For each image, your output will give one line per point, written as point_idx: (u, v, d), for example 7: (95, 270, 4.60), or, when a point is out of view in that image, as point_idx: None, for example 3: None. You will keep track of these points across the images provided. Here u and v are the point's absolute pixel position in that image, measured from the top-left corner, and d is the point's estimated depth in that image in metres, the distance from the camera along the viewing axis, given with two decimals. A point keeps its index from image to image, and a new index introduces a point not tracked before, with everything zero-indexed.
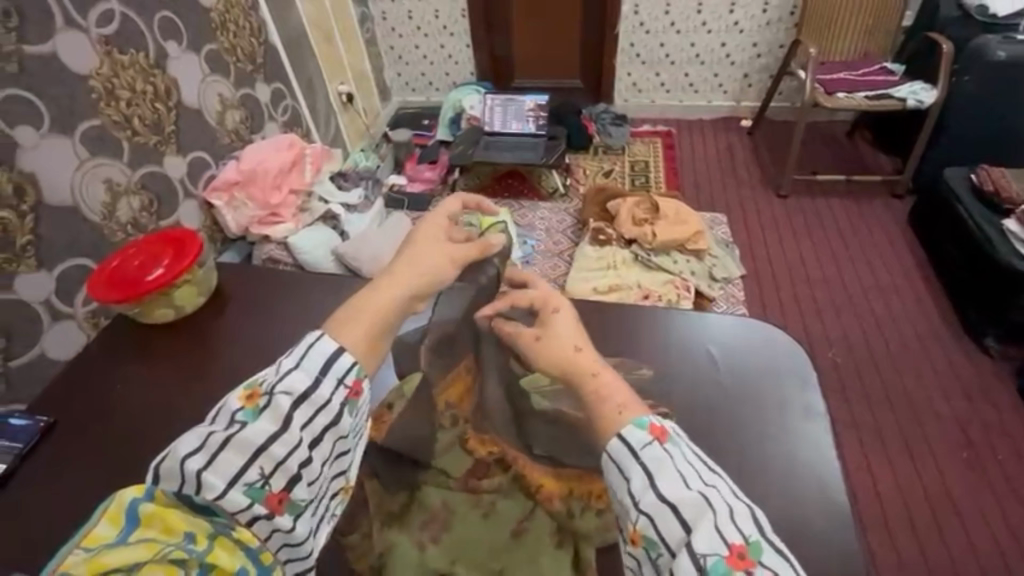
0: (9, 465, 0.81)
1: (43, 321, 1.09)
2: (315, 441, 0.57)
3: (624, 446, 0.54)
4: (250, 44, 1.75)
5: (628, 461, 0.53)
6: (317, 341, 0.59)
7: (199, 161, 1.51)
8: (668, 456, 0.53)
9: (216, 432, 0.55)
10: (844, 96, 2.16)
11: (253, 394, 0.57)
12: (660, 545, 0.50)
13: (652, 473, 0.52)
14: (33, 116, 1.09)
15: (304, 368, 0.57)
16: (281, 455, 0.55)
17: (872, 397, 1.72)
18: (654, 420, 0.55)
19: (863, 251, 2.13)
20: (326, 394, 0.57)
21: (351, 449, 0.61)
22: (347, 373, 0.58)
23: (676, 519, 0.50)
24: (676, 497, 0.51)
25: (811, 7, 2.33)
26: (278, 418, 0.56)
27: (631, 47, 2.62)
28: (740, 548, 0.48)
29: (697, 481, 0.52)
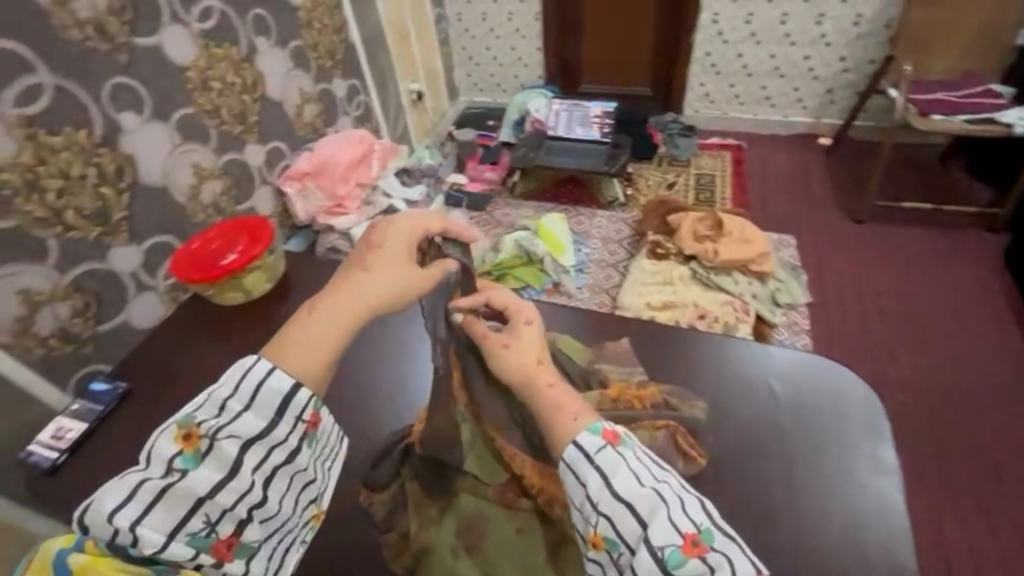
0: (91, 425, 0.88)
1: (130, 291, 1.18)
2: (267, 481, 0.57)
3: (579, 451, 0.53)
4: (332, 41, 1.83)
5: (583, 466, 0.52)
6: (268, 377, 0.57)
7: (277, 150, 1.61)
8: (622, 457, 0.53)
9: (152, 480, 0.53)
10: (941, 118, 2.00)
11: (190, 437, 0.54)
12: (620, 544, 0.50)
13: (607, 475, 0.51)
14: (136, 102, 1.17)
15: (255, 411, 0.57)
16: (227, 503, 0.54)
17: (947, 446, 1.58)
18: (606, 424, 0.55)
19: (947, 288, 1.96)
20: (283, 433, 0.57)
21: (311, 482, 0.62)
22: (305, 409, 0.58)
23: (632, 517, 0.49)
24: (631, 496, 0.50)
25: (910, 21, 2.17)
26: (222, 465, 0.55)
27: (706, 57, 2.54)
28: (694, 536, 0.48)
29: (649, 478, 0.51)
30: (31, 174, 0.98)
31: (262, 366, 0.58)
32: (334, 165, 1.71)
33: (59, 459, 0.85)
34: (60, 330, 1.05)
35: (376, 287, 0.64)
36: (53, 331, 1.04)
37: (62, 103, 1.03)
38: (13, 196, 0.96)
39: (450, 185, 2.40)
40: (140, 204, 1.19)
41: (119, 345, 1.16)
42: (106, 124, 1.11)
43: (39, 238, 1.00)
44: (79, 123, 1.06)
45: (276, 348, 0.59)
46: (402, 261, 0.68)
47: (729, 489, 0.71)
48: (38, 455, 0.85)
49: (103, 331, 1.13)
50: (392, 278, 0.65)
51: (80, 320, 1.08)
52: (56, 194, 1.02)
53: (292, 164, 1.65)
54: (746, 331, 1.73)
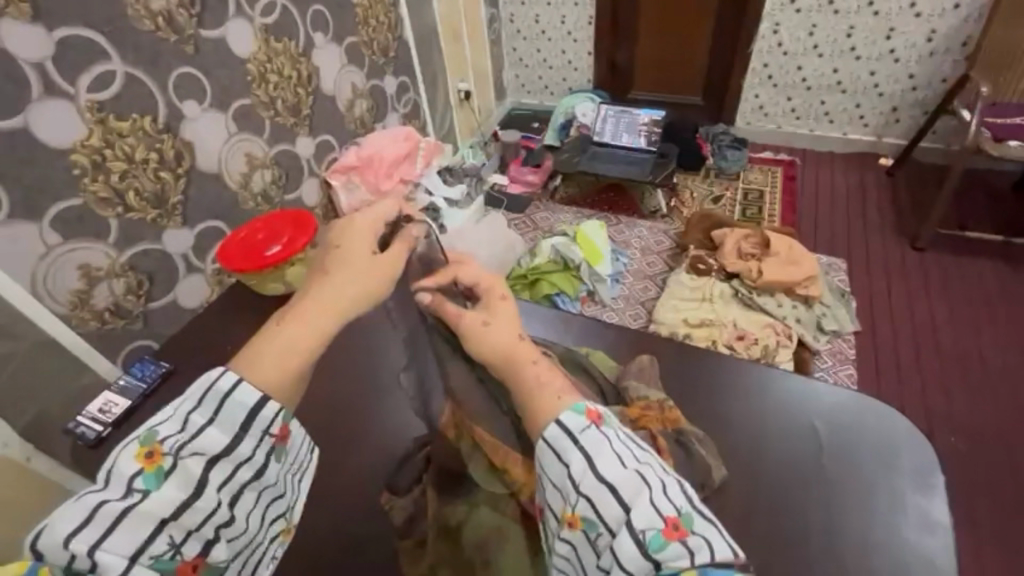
0: (134, 402, 0.92)
1: (180, 272, 1.23)
2: (234, 497, 0.55)
3: (562, 430, 0.52)
4: (386, 39, 1.86)
5: (565, 444, 0.51)
6: (230, 392, 0.54)
7: (326, 144, 1.65)
8: (604, 439, 0.52)
9: (110, 503, 0.50)
10: (1017, 145, 1.88)
11: (153, 455, 0.52)
12: (599, 525, 0.49)
13: (591, 456, 0.50)
14: (198, 93, 1.22)
15: (218, 427, 0.54)
16: (193, 523, 0.52)
17: (1000, 498, 1.47)
18: (589, 404, 0.54)
19: (1012, 326, 1.83)
20: (248, 450, 0.55)
21: (280, 497, 0.60)
22: (272, 424, 0.56)
23: (613, 498, 0.49)
24: (614, 478, 0.50)
25: (991, 40, 2.03)
26: (188, 483, 0.53)
27: (763, 68, 2.46)
28: (674, 519, 0.48)
29: (632, 460, 0.51)
30: (99, 156, 1.04)
31: (226, 382, 0.54)
32: (380, 160, 1.73)
33: (104, 432, 0.89)
34: (114, 305, 1.10)
35: (334, 292, 0.60)
36: (108, 305, 1.09)
37: (130, 90, 1.08)
38: (81, 176, 1.01)
39: (491, 186, 2.42)
40: (195, 188, 1.24)
41: (166, 323, 1.22)
42: (169, 112, 1.16)
43: (101, 217, 1.05)
44: (145, 110, 1.11)
45: (239, 361, 0.57)
46: (356, 265, 0.63)
47: (763, 528, 0.68)
48: (83, 427, 0.89)
49: (153, 308, 1.18)
50: (351, 278, 0.62)
51: (133, 297, 1.14)
52: (119, 176, 1.07)
53: (340, 157, 1.69)
54: (787, 356, 1.66)
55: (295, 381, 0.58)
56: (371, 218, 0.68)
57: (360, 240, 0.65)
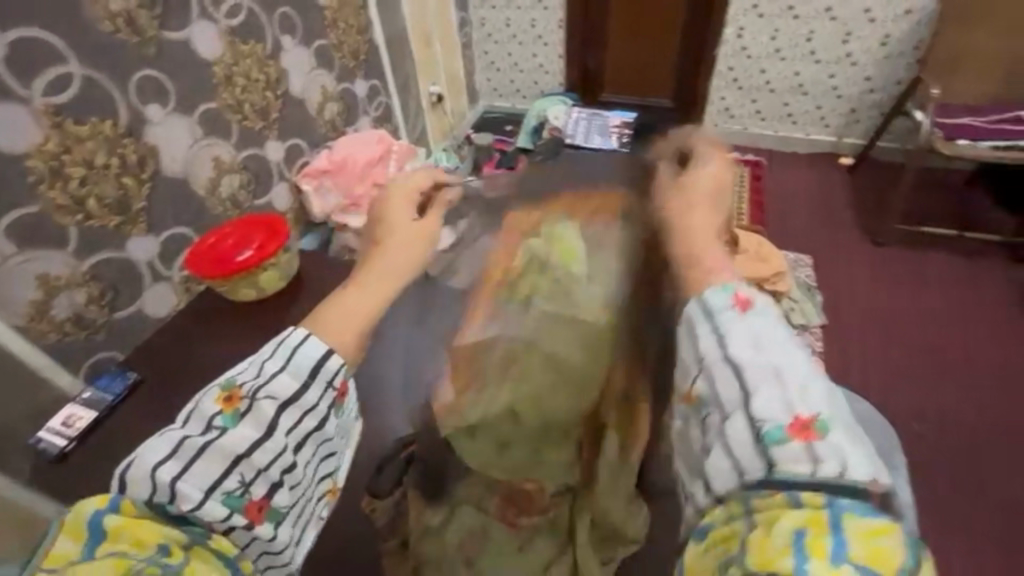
0: (101, 413, 0.89)
1: (145, 281, 1.19)
2: (298, 446, 0.62)
3: (703, 306, 0.60)
4: (356, 42, 1.84)
5: (702, 318, 0.59)
6: (302, 345, 0.63)
7: (296, 147, 1.63)
8: (745, 321, 0.58)
9: (194, 439, 0.59)
10: (966, 144, 1.98)
11: (232, 398, 0.61)
12: (713, 406, 0.56)
13: (724, 336, 0.57)
14: (162, 96, 1.19)
15: (290, 373, 0.62)
16: (262, 463, 0.60)
17: (959, 480, 1.55)
18: (737, 290, 0.60)
19: (967, 316, 1.92)
20: (313, 399, 0.63)
21: (330, 454, 0.67)
22: (335, 376, 0.64)
23: (739, 381, 0.55)
24: (745, 364, 0.56)
25: (939, 44, 2.13)
26: (260, 425, 0.60)
27: (729, 71, 2.52)
28: (806, 420, 0.52)
29: (769, 350, 0.57)
30: (56, 161, 1.00)
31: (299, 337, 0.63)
32: (353, 164, 1.71)
33: (67, 447, 0.86)
34: (75, 315, 1.06)
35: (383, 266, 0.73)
36: (68, 316, 1.05)
37: (89, 93, 1.04)
38: (37, 183, 0.97)
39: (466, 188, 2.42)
40: (159, 194, 1.20)
41: (132, 333, 1.18)
42: (131, 116, 1.13)
43: (60, 225, 1.02)
44: (106, 114, 1.08)
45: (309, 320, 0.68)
46: (400, 246, 0.76)
47: None
48: (46, 442, 0.86)
49: (118, 318, 1.14)
50: (393, 259, 0.74)
51: (96, 307, 1.10)
52: (79, 182, 1.04)
53: (311, 161, 1.67)
54: None
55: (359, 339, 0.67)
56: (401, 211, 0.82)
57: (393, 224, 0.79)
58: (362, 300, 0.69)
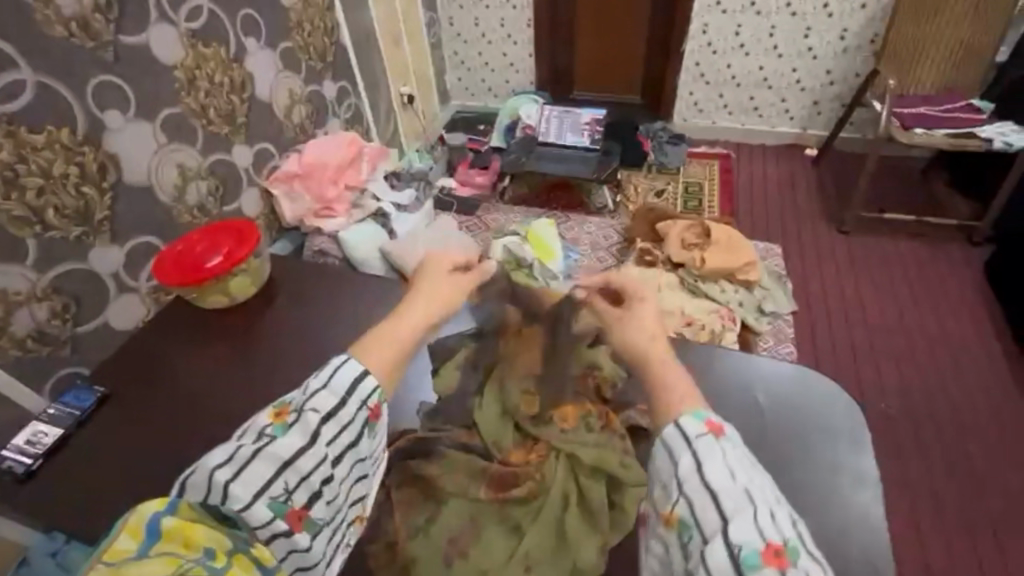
0: (67, 430, 0.87)
1: (111, 292, 1.16)
2: (336, 459, 0.62)
3: (679, 432, 0.55)
4: (322, 43, 1.82)
5: (675, 444, 0.55)
6: (343, 365, 0.64)
7: (265, 151, 1.60)
8: (722, 447, 0.54)
9: (246, 445, 0.58)
10: (922, 132, 2.05)
11: (282, 412, 0.62)
12: (692, 528, 0.52)
13: (700, 458, 0.53)
14: (122, 102, 1.16)
15: (331, 388, 0.62)
16: (307, 469, 0.60)
17: (930, 457, 1.60)
18: (710, 416, 0.57)
19: (929, 299, 2.00)
20: (350, 413, 0.62)
21: (367, 476, 0.66)
22: (370, 397, 0.63)
23: (715, 507, 0.51)
24: (722, 487, 0.52)
25: (894, 37, 2.21)
26: (307, 433, 0.60)
27: (695, 66, 2.57)
28: (776, 546, 0.48)
29: (744, 476, 0.53)
30: (11, 171, 0.96)
31: (350, 367, 0.64)
32: (323, 167, 1.70)
33: (33, 464, 0.83)
34: (36, 331, 1.02)
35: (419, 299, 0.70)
36: (29, 332, 1.01)
37: (44, 99, 1.01)
38: None
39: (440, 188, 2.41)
40: (122, 203, 1.17)
41: (98, 347, 1.14)
42: (90, 123, 1.10)
43: (17, 238, 0.98)
44: (62, 121, 1.04)
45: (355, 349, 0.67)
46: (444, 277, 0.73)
47: None
48: (11, 461, 0.83)
49: (82, 333, 1.11)
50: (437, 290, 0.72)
51: (58, 322, 1.06)
52: (36, 193, 1.00)
53: (280, 165, 1.64)
54: (733, 339, 1.73)
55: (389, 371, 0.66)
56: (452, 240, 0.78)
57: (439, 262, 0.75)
58: (396, 336, 0.67)
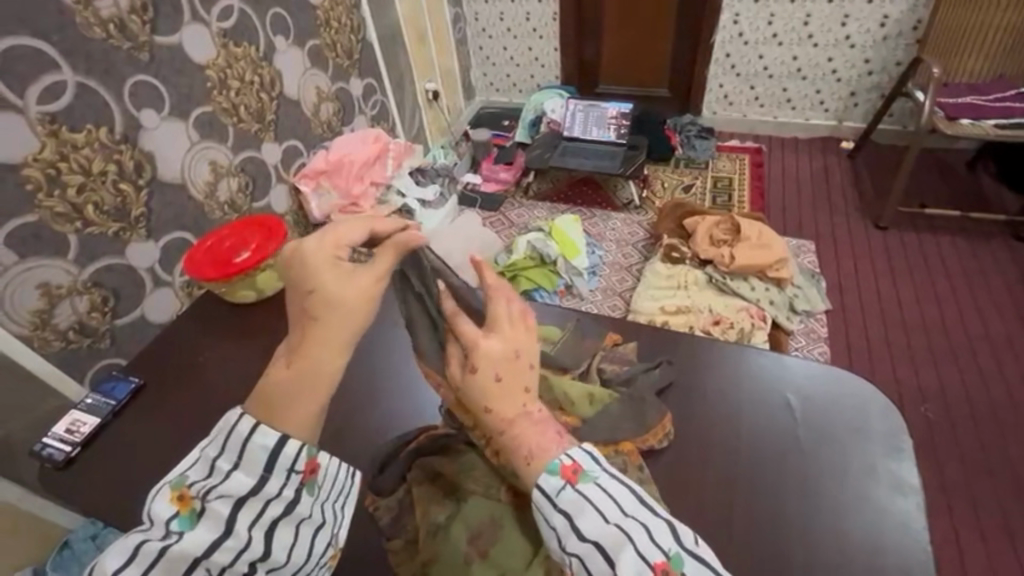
0: (104, 420, 0.90)
1: (147, 286, 1.20)
2: (267, 533, 0.51)
3: (541, 495, 0.50)
4: (349, 41, 1.83)
5: (546, 510, 0.50)
6: (250, 435, 0.51)
7: (293, 149, 1.63)
8: (585, 491, 0.49)
9: (149, 541, 0.48)
10: (969, 123, 1.95)
11: (184, 497, 0.50)
12: None
13: (571, 514, 0.49)
14: (157, 101, 1.19)
15: (244, 469, 0.51)
16: (227, 559, 0.49)
17: (969, 462, 1.53)
18: (563, 459, 0.51)
19: (972, 296, 1.91)
20: (274, 488, 0.51)
21: (325, 524, 0.55)
22: (297, 460, 0.51)
23: (603, 559, 0.47)
24: (602, 535, 0.48)
25: (939, 23, 2.10)
26: (218, 524, 0.49)
27: (726, 57, 2.50)
28: (661, 565, 0.46)
29: (614, 513, 0.49)
30: (53, 169, 1.00)
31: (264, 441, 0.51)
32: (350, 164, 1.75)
33: (72, 452, 0.86)
34: (77, 324, 1.06)
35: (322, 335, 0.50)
36: (71, 324, 1.05)
37: (84, 100, 1.04)
38: (35, 192, 0.97)
39: (464, 185, 2.43)
40: (157, 200, 1.20)
41: (135, 339, 1.18)
42: (126, 122, 1.13)
43: (60, 234, 1.02)
44: (101, 120, 1.08)
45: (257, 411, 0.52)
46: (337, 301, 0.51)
47: (744, 493, 0.71)
48: (51, 448, 0.86)
49: (120, 325, 1.15)
50: (337, 326, 0.51)
51: (97, 315, 1.10)
52: (76, 190, 1.04)
53: (308, 162, 1.68)
54: (763, 338, 1.68)
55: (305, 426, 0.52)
56: (328, 245, 0.53)
57: (332, 274, 0.51)
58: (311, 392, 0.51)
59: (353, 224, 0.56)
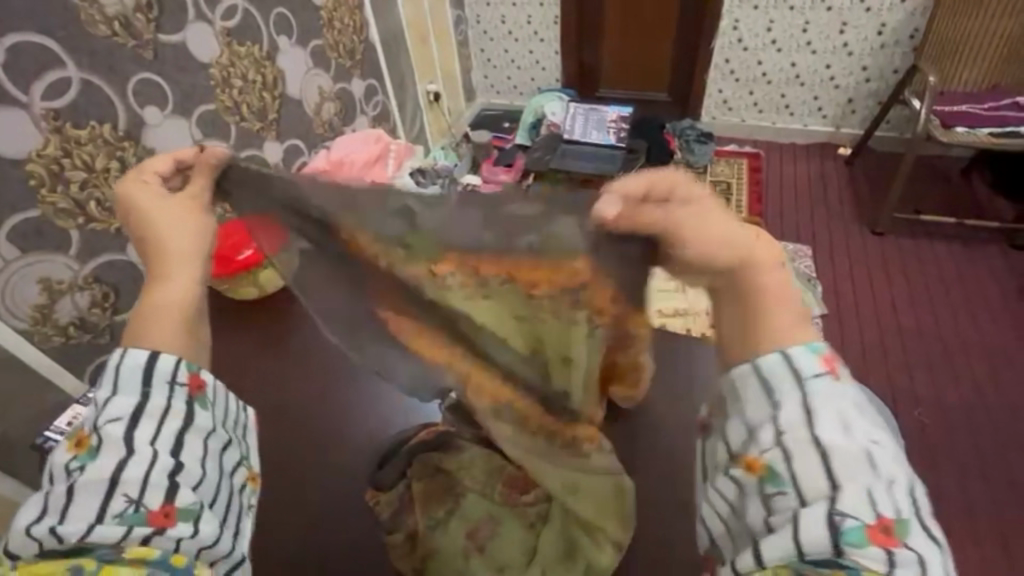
0: None
1: None
2: (173, 447, 0.53)
3: (789, 364, 0.51)
4: (351, 41, 1.84)
5: (773, 383, 0.50)
6: (121, 362, 0.54)
7: (294, 148, 1.64)
8: (840, 387, 0.50)
9: (58, 488, 0.50)
10: (964, 131, 1.97)
11: (81, 438, 0.53)
12: (786, 483, 0.47)
13: (811, 409, 0.49)
14: (160, 99, 1.20)
15: (122, 394, 0.54)
16: (141, 475, 0.50)
17: (963, 467, 1.54)
18: (824, 350, 0.52)
19: (966, 303, 1.92)
20: (162, 403, 0.54)
21: (232, 443, 0.59)
22: (177, 373, 0.55)
23: (822, 467, 0.47)
24: (833, 445, 0.47)
25: (935, 32, 2.13)
26: (118, 447, 0.51)
27: (725, 63, 2.52)
28: (887, 522, 0.44)
29: (862, 432, 0.48)
30: (57, 165, 1.00)
31: (139, 355, 0.55)
32: (352, 164, 1.72)
33: None
34: (78, 319, 1.07)
35: (174, 243, 0.61)
36: (72, 319, 1.06)
37: (87, 96, 1.05)
38: (38, 187, 0.98)
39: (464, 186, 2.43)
40: None
41: None
42: (130, 119, 1.13)
43: (62, 229, 1.02)
44: (105, 118, 1.08)
45: (130, 341, 0.57)
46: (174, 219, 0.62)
47: None
48: (53, 441, 0.87)
49: (120, 321, 1.15)
50: (176, 238, 0.61)
51: (98, 310, 1.10)
52: (79, 185, 1.04)
53: (309, 161, 1.69)
54: None
55: (190, 333, 0.59)
56: (139, 181, 0.63)
57: (150, 196, 0.62)
58: (183, 292, 0.59)
59: (160, 158, 0.66)
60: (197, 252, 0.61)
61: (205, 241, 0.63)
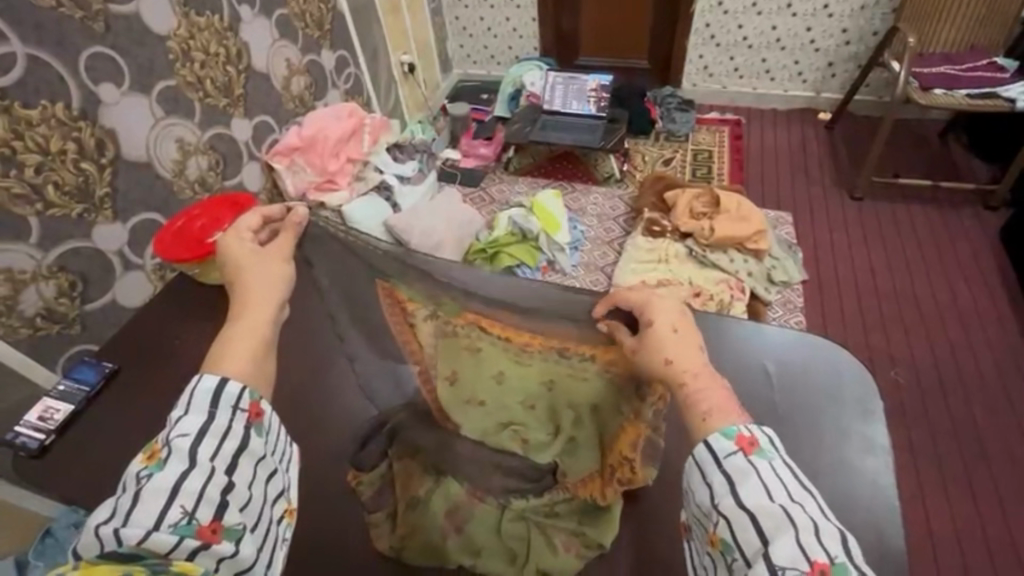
0: (78, 405, 0.88)
1: (116, 270, 1.16)
2: (230, 467, 0.55)
3: (709, 453, 0.53)
4: (318, 10, 1.76)
5: (702, 465, 0.53)
6: (200, 382, 0.57)
7: (264, 125, 1.58)
8: (754, 463, 0.52)
9: (125, 498, 0.51)
10: (943, 93, 1.97)
11: (153, 451, 0.54)
12: (734, 548, 0.50)
13: (733, 480, 0.52)
14: (117, 75, 1.13)
15: (193, 410, 0.55)
16: (199, 487, 0.52)
17: (937, 425, 1.60)
18: (740, 429, 0.53)
19: (942, 265, 1.96)
20: (224, 423, 0.56)
21: (277, 472, 0.60)
22: (240, 399, 0.57)
23: (754, 528, 0.49)
24: (758, 507, 0.49)
25: None
26: (184, 459, 0.53)
27: (705, 28, 2.48)
28: (822, 565, 0.45)
29: (780, 492, 0.50)
30: (8, 148, 0.95)
31: (211, 379, 0.57)
32: (325, 139, 1.70)
33: (47, 439, 0.84)
34: (44, 310, 1.02)
35: (254, 286, 0.66)
36: (38, 311, 1.01)
37: (35, 73, 0.98)
38: None
39: (443, 161, 2.38)
40: (122, 179, 1.16)
41: (106, 324, 1.15)
42: (83, 96, 1.07)
43: (19, 216, 0.97)
44: (56, 96, 1.02)
45: (208, 365, 0.59)
46: (256, 265, 0.69)
47: None
48: (24, 437, 0.84)
49: (89, 311, 1.11)
50: (256, 282, 0.67)
51: (66, 301, 1.06)
52: (35, 169, 0.99)
53: (281, 138, 1.64)
54: (742, 309, 1.71)
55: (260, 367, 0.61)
56: (235, 236, 0.71)
57: (242, 251, 0.70)
58: (258, 329, 0.63)
59: (248, 218, 0.75)
60: (272, 296, 0.66)
61: (283, 287, 0.68)
